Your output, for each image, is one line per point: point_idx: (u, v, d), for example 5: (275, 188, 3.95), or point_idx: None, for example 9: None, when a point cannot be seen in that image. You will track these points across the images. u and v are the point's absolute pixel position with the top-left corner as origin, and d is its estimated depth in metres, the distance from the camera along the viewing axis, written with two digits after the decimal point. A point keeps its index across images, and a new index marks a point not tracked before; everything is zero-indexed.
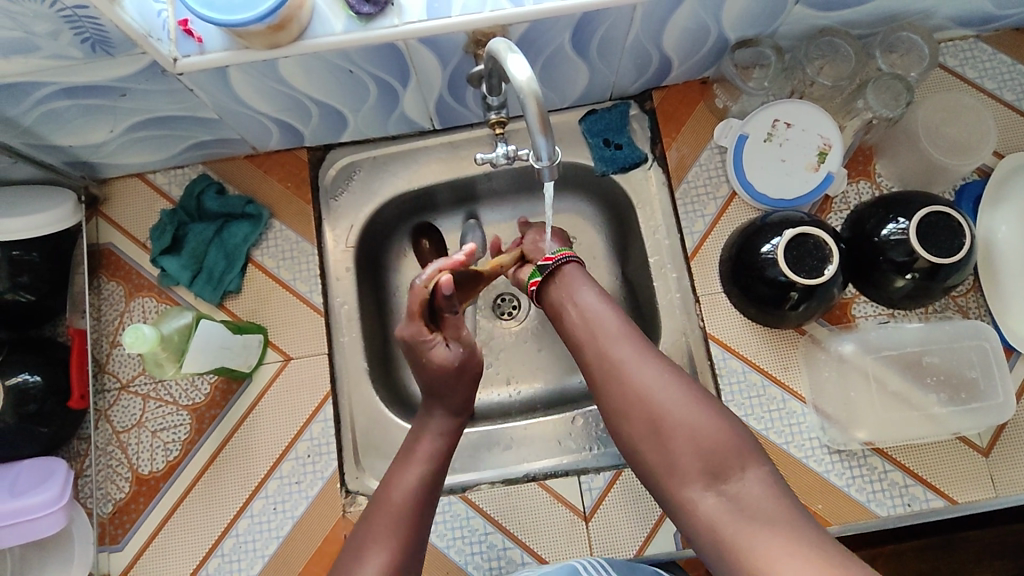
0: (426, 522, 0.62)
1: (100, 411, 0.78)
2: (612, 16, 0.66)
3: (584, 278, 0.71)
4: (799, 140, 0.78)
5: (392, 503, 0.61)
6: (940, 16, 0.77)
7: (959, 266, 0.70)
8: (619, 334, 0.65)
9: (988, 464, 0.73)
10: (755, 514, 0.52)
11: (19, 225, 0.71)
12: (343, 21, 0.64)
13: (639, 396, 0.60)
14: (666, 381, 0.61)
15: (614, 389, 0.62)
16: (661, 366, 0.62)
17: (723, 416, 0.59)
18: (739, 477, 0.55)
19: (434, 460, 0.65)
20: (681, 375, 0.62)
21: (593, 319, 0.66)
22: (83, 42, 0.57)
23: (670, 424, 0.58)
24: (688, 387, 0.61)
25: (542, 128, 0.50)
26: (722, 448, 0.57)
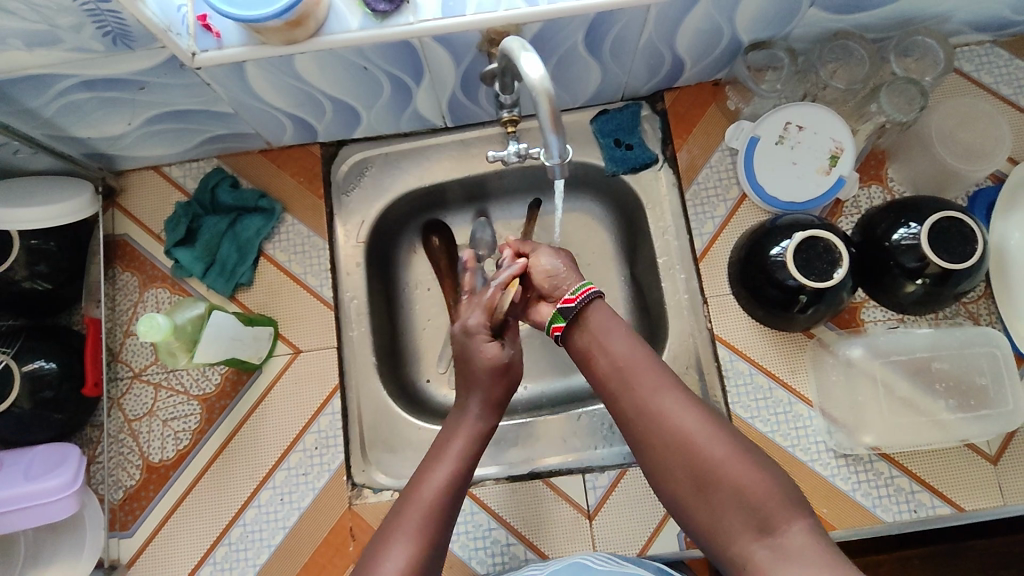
0: (451, 521, 0.59)
1: (112, 399, 0.80)
2: (626, 16, 0.66)
3: (613, 319, 0.66)
4: (811, 143, 0.78)
5: (421, 499, 0.59)
6: (955, 20, 0.77)
7: (970, 273, 0.69)
8: (655, 380, 0.60)
9: (997, 472, 0.73)
10: (805, 564, 0.49)
11: (29, 215, 0.72)
12: (359, 18, 0.64)
13: (682, 449, 0.57)
14: (709, 431, 0.57)
15: (655, 441, 0.58)
16: (703, 415, 0.58)
17: (771, 467, 0.55)
18: (787, 527, 0.52)
19: (465, 458, 0.63)
20: (725, 423, 0.58)
21: (626, 363, 0.62)
22: (105, 35, 0.58)
23: (717, 478, 0.55)
24: (732, 435, 0.57)
25: (553, 127, 0.51)
26: (771, 500, 0.53)
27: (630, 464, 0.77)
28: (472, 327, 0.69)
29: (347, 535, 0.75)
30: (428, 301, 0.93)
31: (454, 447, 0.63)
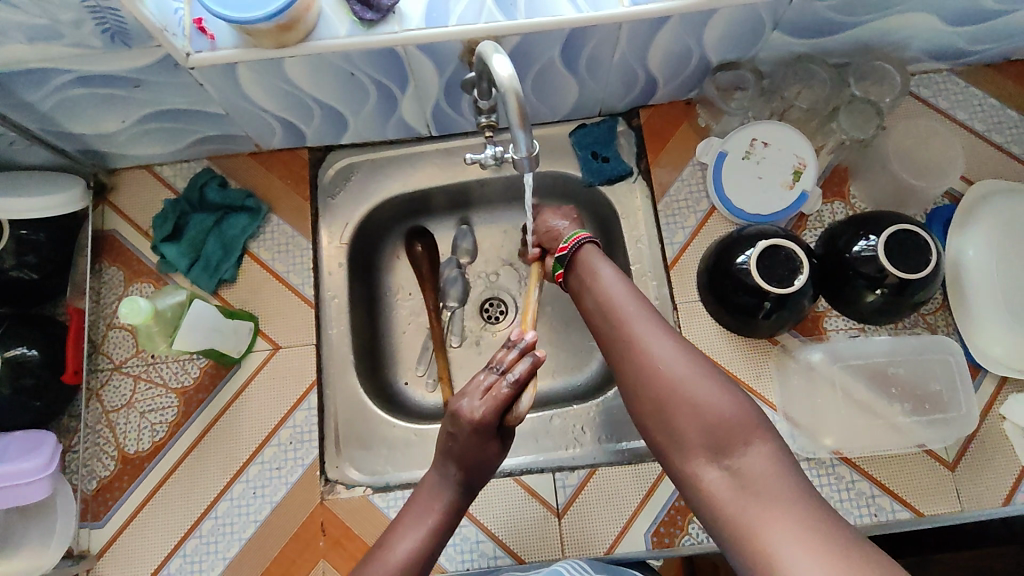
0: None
1: (92, 390, 0.81)
2: (599, 33, 0.71)
3: (601, 257, 0.73)
4: (776, 158, 0.82)
5: (401, 555, 0.62)
6: (912, 48, 0.82)
7: (925, 283, 0.73)
8: (636, 311, 0.65)
9: (954, 477, 0.75)
10: (758, 487, 0.52)
11: (47, 202, 0.76)
12: (347, 25, 0.68)
13: (650, 369, 0.61)
14: (678, 358, 0.60)
15: (627, 363, 0.63)
16: (675, 342, 0.62)
17: (735, 392, 0.58)
18: (744, 451, 0.54)
19: (443, 514, 0.66)
20: (696, 353, 0.62)
21: (609, 293, 0.68)
22: (103, 32, 0.61)
23: (680, 399, 0.58)
24: (700, 363, 0.60)
25: (521, 125, 0.54)
26: (728, 421, 0.56)
27: (599, 464, 0.79)
28: (481, 427, 0.66)
29: (318, 530, 0.76)
30: (409, 306, 0.95)
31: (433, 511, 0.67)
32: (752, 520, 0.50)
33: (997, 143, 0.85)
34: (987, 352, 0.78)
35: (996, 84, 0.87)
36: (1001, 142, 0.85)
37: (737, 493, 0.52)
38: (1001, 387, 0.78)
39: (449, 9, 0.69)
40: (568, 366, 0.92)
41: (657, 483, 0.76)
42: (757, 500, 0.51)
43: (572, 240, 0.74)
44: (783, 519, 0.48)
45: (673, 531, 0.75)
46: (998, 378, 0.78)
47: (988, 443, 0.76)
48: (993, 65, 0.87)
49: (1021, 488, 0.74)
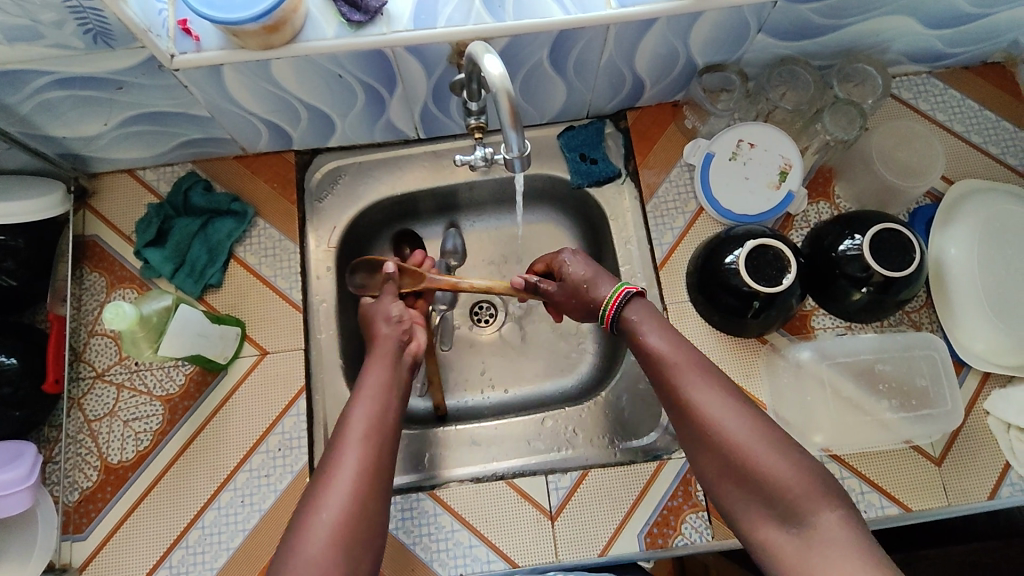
0: (394, 439, 0.61)
1: (73, 399, 0.79)
2: (587, 35, 0.71)
3: (645, 314, 0.67)
4: (762, 159, 0.83)
5: (360, 412, 0.61)
6: (892, 51, 0.84)
7: (910, 281, 0.74)
8: (685, 369, 0.60)
9: (941, 472, 0.76)
10: (830, 556, 0.50)
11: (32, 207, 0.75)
12: (334, 27, 0.68)
13: (706, 431, 0.57)
14: (736, 421, 0.56)
15: (681, 425, 0.59)
16: (733, 401, 0.58)
17: (797, 453, 0.55)
18: (814, 518, 0.52)
19: (392, 374, 0.66)
20: (755, 412, 0.57)
21: (649, 347, 0.63)
22: (86, 33, 0.60)
23: (742, 462, 0.55)
24: (759, 422, 0.57)
25: (512, 124, 0.54)
26: (795, 492, 0.53)
27: (591, 466, 0.79)
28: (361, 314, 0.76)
29: None
30: None
31: (383, 375, 0.65)
32: None
33: (976, 143, 0.87)
34: (971, 348, 0.79)
35: (973, 86, 0.88)
36: (979, 143, 0.87)
37: (806, 556, 0.51)
38: (984, 383, 0.79)
39: (437, 11, 0.68)
40: (559, 368, 0.92)
41: (649, 483, 0.77)
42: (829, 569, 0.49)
43: (613, 303, 0.68)
44: None
45: (667, 531, 0.75)
46: (981, 373, 0.80)
47: (973, 438, 0.77)
48: (970, 68, 0.89)
49: (1006, 481, 0.75)
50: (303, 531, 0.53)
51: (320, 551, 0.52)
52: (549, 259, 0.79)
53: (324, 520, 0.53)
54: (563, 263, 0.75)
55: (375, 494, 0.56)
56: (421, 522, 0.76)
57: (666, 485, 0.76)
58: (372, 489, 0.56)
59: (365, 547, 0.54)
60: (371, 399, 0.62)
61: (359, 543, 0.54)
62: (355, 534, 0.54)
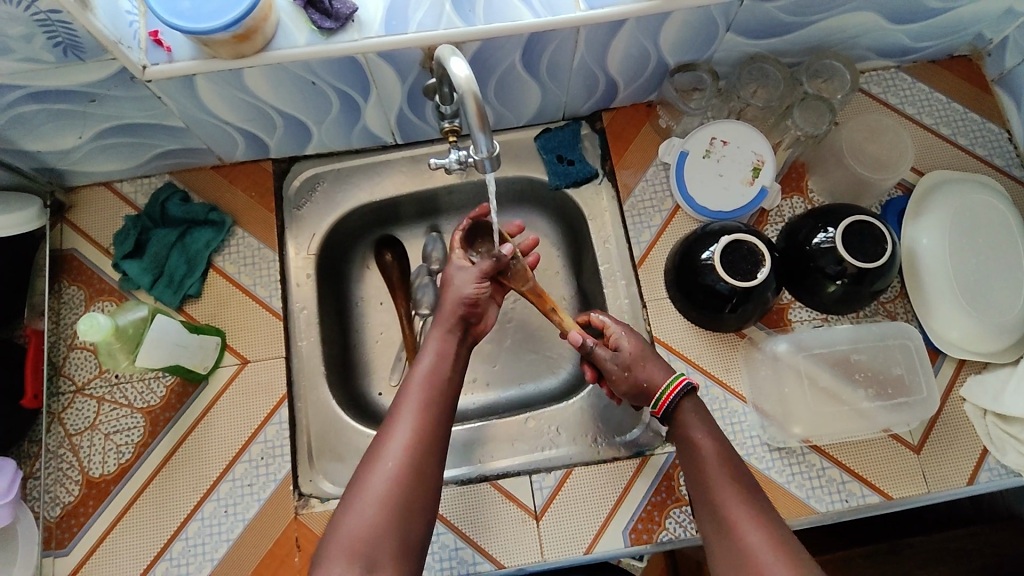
0: (445, 408, 0.69)
1: (53, 414, 0.79)
2: (558, 38, 0.72)
3: (697, 412, 0.70)
4: (734, 156, 0.84)
5: (422, 388, 0.69)
6: (860, 47, 0.85)
7: (883, 272, 0.75)
8: (733, 494, 0.64)
9: (920, 459, 0.77)
10: None
11: None
12: (305, 34, 0.68)
13: (737, 548, 0.62)
14: (774, 552, 0.60)
15: (718, 540, 0.63)
16: (770, 530, 0.61)
17: None
18: None
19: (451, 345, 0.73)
20: (793, 548, 0.60)
21: (706, 466, 0.67)
22: (55, 46, 0.61)
23: None
24: (797, 556, 0.59)
25: (480, 126, 0.55)
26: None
27: (575, 465, 0.79)
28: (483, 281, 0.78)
29: (293, 546, 0.75)
30: (380, 315, 0.95)
31: (446, 346, 0.73)
32: None
33: (945, 135, 0.88)
34: (945, 336, 0.80)
35: (940, 79, 0.90)
36: (948, 134, 0.88)
37: None
38: (960, 370, 0.81)
39: (408, 16, 0.69)
40: (542, 368, 0.93)
41: (632, 480, 0.77)
42: None
43: (667, 394, 0.71)
44: None
45: (651, 527, 0.75)
46: (956, 361, 0.81)
47: (951, 425, 0.78)
48: (937, 61, 0.91)
49: (984, 466, 0.76)
50: (359, 490, 0.62)
51: (373, 507, 0.60)
52: (606, 323, 0.77)
53: (379, 479, 0.62)
54: (619, 334, 0.75)
55: (430, 451, 0.64)
56: None
57: (649, 481, 0.77)
58: (424, 453, 0.64)
59: (418, 500, 0.62)
60: (431, 370, 0.70)
61: (411, 500, 0.62)
62: (405, 493, 0.62)
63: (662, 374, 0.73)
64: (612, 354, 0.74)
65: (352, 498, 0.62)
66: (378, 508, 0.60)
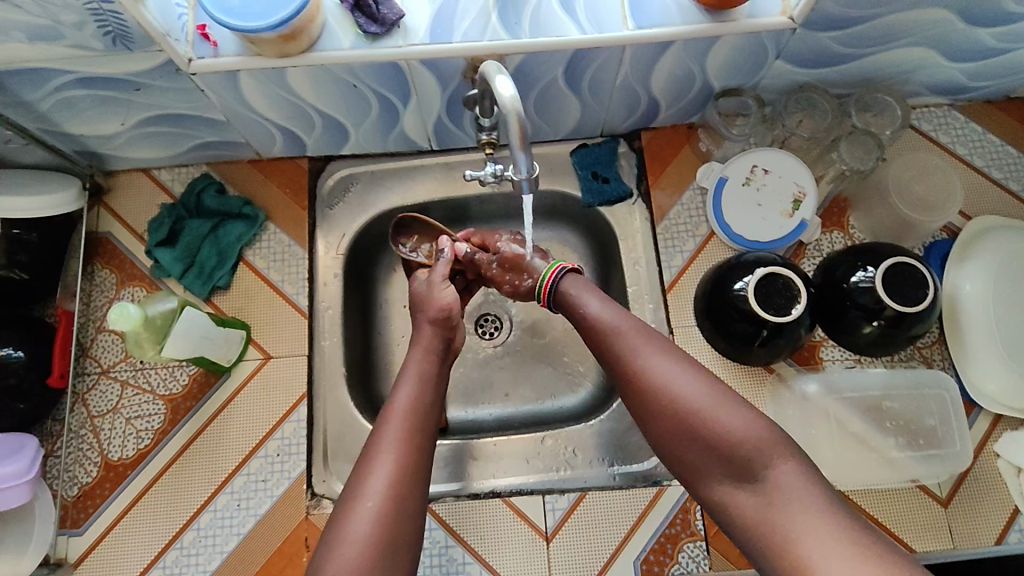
0: (427, 441, 0.64)
1: (78, 394, 0.80)
2: (603, 56, 0.71)
3: (581, 284, 0.70)
4: (775, 186, 0.82)
5: (395, 415, 0.64)
6: (913, 82, 0.82)
7: (922, 317, 0.72)
8: (636, 342, 0.62)
9: (948, 514, 0.74)
10: (787, 502, 0.52)
11: (35, 205, 0.75)
12: (350, 38, 0.68)
13: (652, 394, 0.59)
14: (686, 381, 0.58)
15: (637, 396, 0.60)
16: (681, 363, 0.60)
17: (742, 406, 0.57)
18: (771, 473, 0.53)
19: (427, 377, 0.69)
20: (701, 371, 0.59)
21: (610, 330, 0.64)
22: (105, 35, 0.61)
23: (695, 423, 0.56)
24: (717, 386, 0.59)
25: (521, 145, 0.54)
26: (752, 447, 0.54)
27: (589, 488, 0.78)
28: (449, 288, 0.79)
29: (302, 545, 0.75)
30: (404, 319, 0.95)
31: (422, 369, 0.70)
32: (785, 534, 0.50)
33: (996, 179, 0.85)
34: (984, 389, 0.77)
35: (995, 120, 0.87)
36: (999, 178, 0.85)
37: (772, 509, 0.52)
38: (996, 425, 0.77)
39: (454, 25, 0.68)
40: (562, 387, 0.91)
41: (647, 510, 0.76)
42: (789, 513, 0.51)
43: (549, 279, 0.72)
44: (822, 540, 0.48)
45: (663, 559, 0.74)
46: (993, 415, 0.78)
47: (983, 481, 0.75)
48: (993, 101, 0.88)
49: (1014, 526, 0.74)
50: (339, 535, 0.56)
51: (356, 551, 0.55)
52: (484, 236, 0.83)
53: (361, 521, 0.56)
54: (500, 238, 0.81)
55: (413, 489, 0.60)
56: None
57: (664, 512, 0.76)
58: (407, 491, 0.59)
59: (403, 540, 0.57)
60: (410, 401, 0.65)
61: (395, 538, 0.57)
62: (390, 534, 0.56)
63: (541, 262, 0.77)
64: (493, 256, 0.80)
65: (332, 544, 0.56)
66: (366, 550, 0.55)
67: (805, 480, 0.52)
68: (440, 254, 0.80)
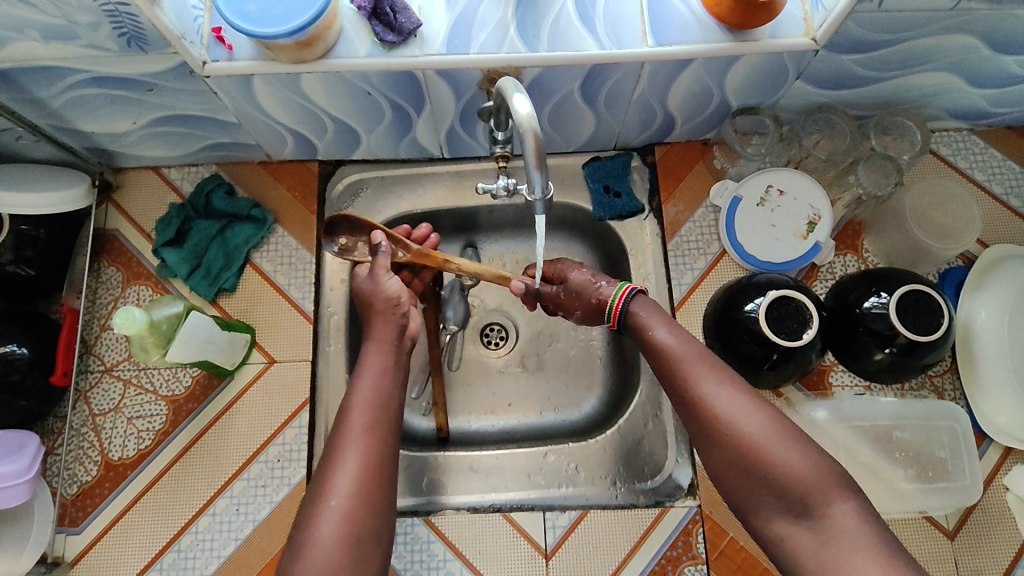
0: (391, 436, 0.63)
1: (79, 392, 0.79)
2: (620, 71, 0.70)
3: (648, 305, 0.69)
4: (790, 207, 0.81)
5: (356, 409, 0.62)
6: (933, 106, 0.81)
7: (936, 346, 0.71)
8: (697, 368, 0.62)
9: (953, 547, 0.73)
10: (841, 543, 0.52)
11: (38, 202, 0.74)
12: (367, 45, 0.67)
13: (712, 422, 0.59)
14: (747, 412, 0.58)
15: (694, 423, 0.61)
16: (742, 393, 0.60)
17: (802, 443, 0.57)
18: (826, 510, 0.54)
19: (390, 366, 0.67)
20: (762, 403, 0.59)
21: (669, 355, 0.64)
22: (120, 36, 0.61)
23: (755, 457, 0.57)
24: (777, 418, 0.59)
25: (537, 165, 0.54)
26: (808, 485, 0.55)
27: (591, 507, 0.77)
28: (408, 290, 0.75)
29: None
30: None
31: (382, 360, 0.67)
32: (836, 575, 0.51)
33: (1014, 207, 0.84)
34: (994, 420, 0.76)
35: (1014, 146, 0.86)
36: (1017, 207, 0.84)
37: (823, 547, 0.53)
38: (1006, 457, 0.77)
39: (471, 36, 0.68)
40: (567, 401, 0.90)
41: (648, 532, 0.75)
42: (840, 552, 0.52)
43: (617, 300, 0.70)
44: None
45: None
46: (1003, 448, 0.77)
47: (991, 514, 0.74)
48: (1013, 127, 0.87)
49: (1021, 561, 0.73)
50: (305, 536, 0.56)
51: (325, 555, 0.54)
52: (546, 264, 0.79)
53: (327, 523, 0.56)
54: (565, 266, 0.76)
55: (377, 487, 0.59)
56: (414, 549, 0.75)
57: (665, 534, 0.75)
58: (375, 491, 0.59)
59: (369, 541, 0.57)
60: (372, 395, 0.63)
61: (362, 538, 0.56)
62: (356, 535, 0.56)
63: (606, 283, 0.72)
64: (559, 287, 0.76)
65: (297, 546, 0.56)
66: (337, 550, 0.55)
67: (861, 520, 0.53)
68: (376, 248, 0.74)
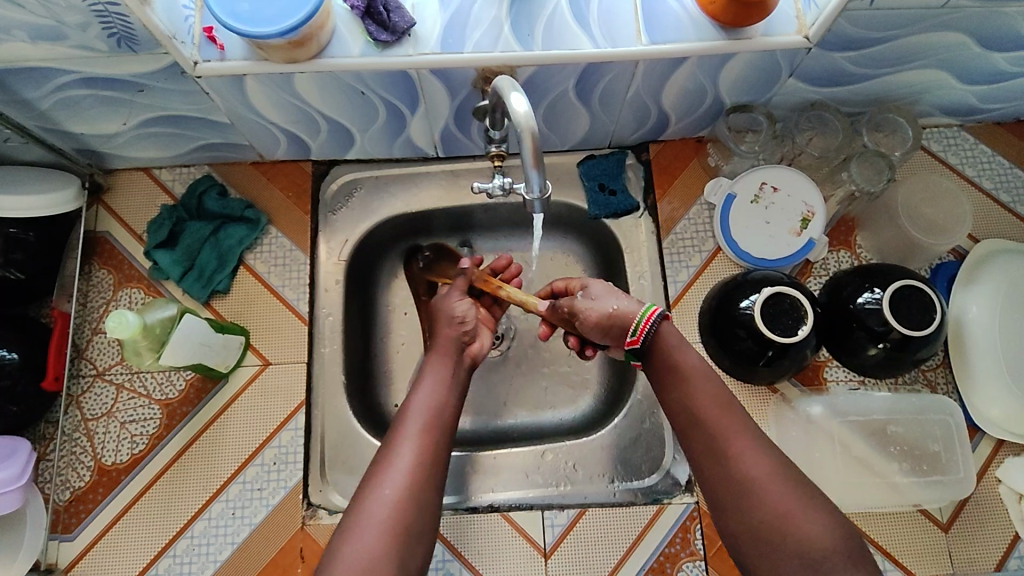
0: (448, 436, 0.65)
1: (71, 397, 0.78)
2: (615, 69, 0.70)
3: (672, 337, 0.67)
4: (784, 204, 0.82)
5: (414, 416, 0.65)
6: (924, 103, 0.82)
7: (929, 341, 0.72)
8: (729, 425, 0.61)
9: (948, 539, 0.74)
10: None
11: (26, 205, 0.73)
12: (360, 45, 0.67)
13: (736, 482, 0.58)
14: (776, 481, 0.57)
15: (717, 479, 0.59)
16: (771, 460, 0.58)
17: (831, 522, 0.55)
18: None
19: (449, 379, 0.69)
20: (792, 475, 0.58)
21: (698, 407, 0.62)
22: (110, 36, 0.60)
23: (779, 527, 0.55)
24: (803, 489, 0.57)
25: (533, 164, 0.54)
26: (834, 563, 0.53)
27: (590, 505, 0.77)
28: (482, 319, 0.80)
29: (297, 557, 0.74)
30: None
31: (442, 370, 0.69)
32: None
33: (1004, 202, 0.85)
34: (987, 413, 0.77)
35: (1004, 142, 0.87)
36: (1007, 202, 0.85)
37: None
38: (998, 450, 0.77)
39: (465, 35, 0.67)
40: (564, 399, 0.90)
41: (646, 530, 0.75)
42: None
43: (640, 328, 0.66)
44: None
45: None
46: (995, 441, 0.78)
47: (984, 507, 0.75)
48: (1003, 123, 0.87)
49: (1014, 553, 0.74)
50: (357, 518, 0.57)
51: (373, 538, 0.56)
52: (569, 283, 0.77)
53: (379, 506, 0.58)
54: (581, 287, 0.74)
55: (429, 484, 0.60)
56: None
57: (664, 531, 0.75)
58: (424, 485, 0.60)
59: (414, 534, 0.58)
60: (431, 399, 0.66)
61: (408, 528, 0.58)
62: (405, 524, 0.58)
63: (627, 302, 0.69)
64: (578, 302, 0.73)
65: (350, 528, 0.57)
66: (380, 537, 0.56)
67: None
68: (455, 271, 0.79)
